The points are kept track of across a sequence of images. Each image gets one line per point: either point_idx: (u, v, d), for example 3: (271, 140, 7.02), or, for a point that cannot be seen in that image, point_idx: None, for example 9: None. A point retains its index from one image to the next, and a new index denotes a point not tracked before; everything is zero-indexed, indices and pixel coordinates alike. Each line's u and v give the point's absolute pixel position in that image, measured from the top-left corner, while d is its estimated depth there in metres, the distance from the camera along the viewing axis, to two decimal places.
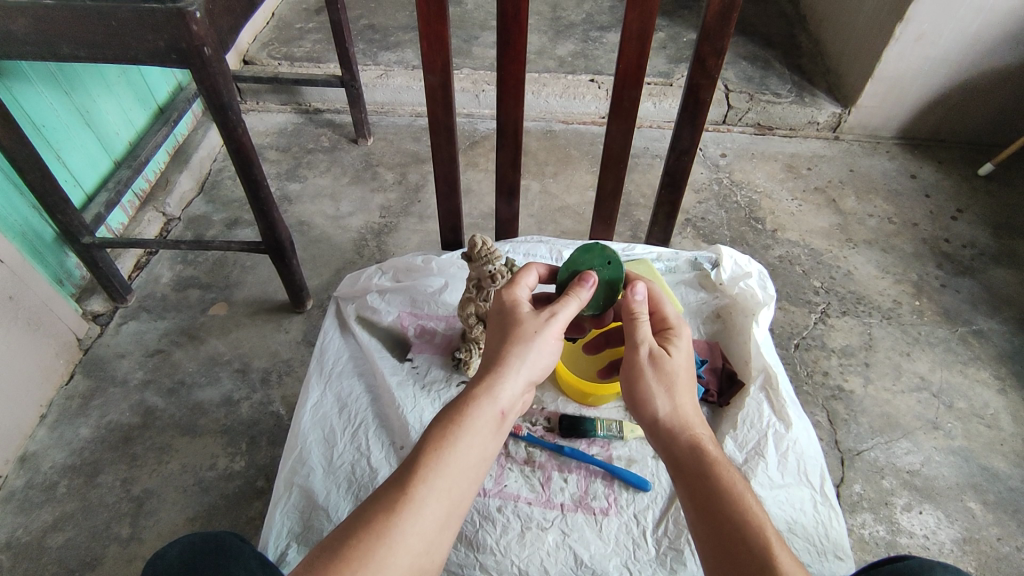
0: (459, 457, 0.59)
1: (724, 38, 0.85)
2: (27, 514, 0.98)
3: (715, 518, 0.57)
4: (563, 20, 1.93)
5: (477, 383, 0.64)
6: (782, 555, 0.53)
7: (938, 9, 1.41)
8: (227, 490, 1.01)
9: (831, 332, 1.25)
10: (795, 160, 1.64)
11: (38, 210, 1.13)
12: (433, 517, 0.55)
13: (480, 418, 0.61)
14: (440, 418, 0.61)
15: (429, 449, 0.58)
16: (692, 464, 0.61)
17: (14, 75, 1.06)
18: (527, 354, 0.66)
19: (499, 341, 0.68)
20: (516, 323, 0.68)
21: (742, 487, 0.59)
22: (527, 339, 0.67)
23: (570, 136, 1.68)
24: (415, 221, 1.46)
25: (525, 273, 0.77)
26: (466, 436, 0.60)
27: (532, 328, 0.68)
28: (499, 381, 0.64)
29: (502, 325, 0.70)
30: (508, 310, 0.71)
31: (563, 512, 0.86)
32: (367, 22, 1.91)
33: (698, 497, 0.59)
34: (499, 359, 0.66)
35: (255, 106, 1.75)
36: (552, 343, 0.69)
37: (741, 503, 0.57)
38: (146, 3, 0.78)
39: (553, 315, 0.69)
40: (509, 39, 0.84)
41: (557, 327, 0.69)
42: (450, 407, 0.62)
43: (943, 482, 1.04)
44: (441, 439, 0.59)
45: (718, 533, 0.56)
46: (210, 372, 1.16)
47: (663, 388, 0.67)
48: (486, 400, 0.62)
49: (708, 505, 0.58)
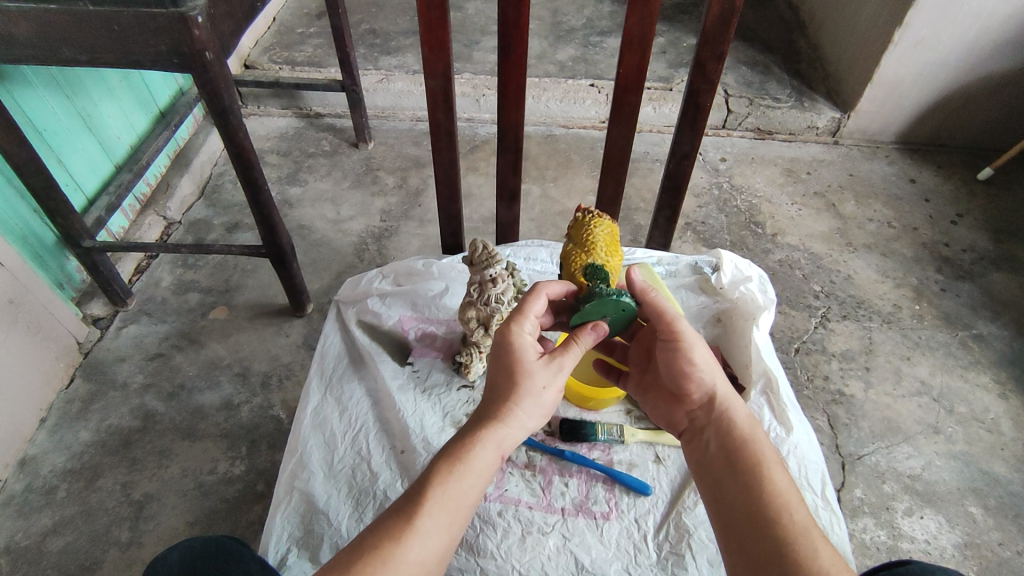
0: (461, 496, 0.60)
1: (723, 43, 0.86)
2: (27, 518, 0.97)
3: (751, 487, 0.62)
4: (563, 25, 1.94)
5: (481, 421, 0.65)
6: (817, 539, 0.58)
7: (936, 15, 1.42)
8: (227, 494, 1.01)
9: (831, 336, 1.25)
10: (795, 164, 1.65)
11: (39, 214, 1.13)
12: (434, 553, 0.57)
13: (482, 461, 0.62)
14: (444, 452, 0.62)
15: (435, 481, 0.60)
16: (734, 440, 0.67)
17: (16, 79, 1.07)
18: (529, 401, 0.66)
19: (505, 379, 0.66)
20: (522, 365, 0.67)
21: (778, 463, 0.65)
22: (532, 394, 0.66)
23: (570, 141, 1.68)
24: (415, 225, 1.46)
25: (535, 300, 0.72)
26: (468, 477, 0.61)
27: (540, 381, 0.66)
28: (504, 426, 0.64)
29: (506, 361, 0.68)
30: (512, 349, 0.68)
31: (564, 516, 0.85)
32: (368, 27, 1.92)
33: (736, 467, 0.65)
34: (503, 402, 0.65)
35: (256, 111, 1.76)
36: (554, 394, 0.68)
37: (777, 477, 0.63)
38: (148, 8, 0.78)
39: (561, 367, 0.67)
40: (510, 44, 0.84)
41: (560, 380, 0.68)
42: (455, 441, 0.63)
43: (943, 486, 1.04)
44: (446, 477, 0.60)
45: (750, 503, 0.61)
46: (210, 376, 1.16)
47: (708, 363, 0.71)
48: (488, 441, 0.63)
49: (745, 475, 0.63)
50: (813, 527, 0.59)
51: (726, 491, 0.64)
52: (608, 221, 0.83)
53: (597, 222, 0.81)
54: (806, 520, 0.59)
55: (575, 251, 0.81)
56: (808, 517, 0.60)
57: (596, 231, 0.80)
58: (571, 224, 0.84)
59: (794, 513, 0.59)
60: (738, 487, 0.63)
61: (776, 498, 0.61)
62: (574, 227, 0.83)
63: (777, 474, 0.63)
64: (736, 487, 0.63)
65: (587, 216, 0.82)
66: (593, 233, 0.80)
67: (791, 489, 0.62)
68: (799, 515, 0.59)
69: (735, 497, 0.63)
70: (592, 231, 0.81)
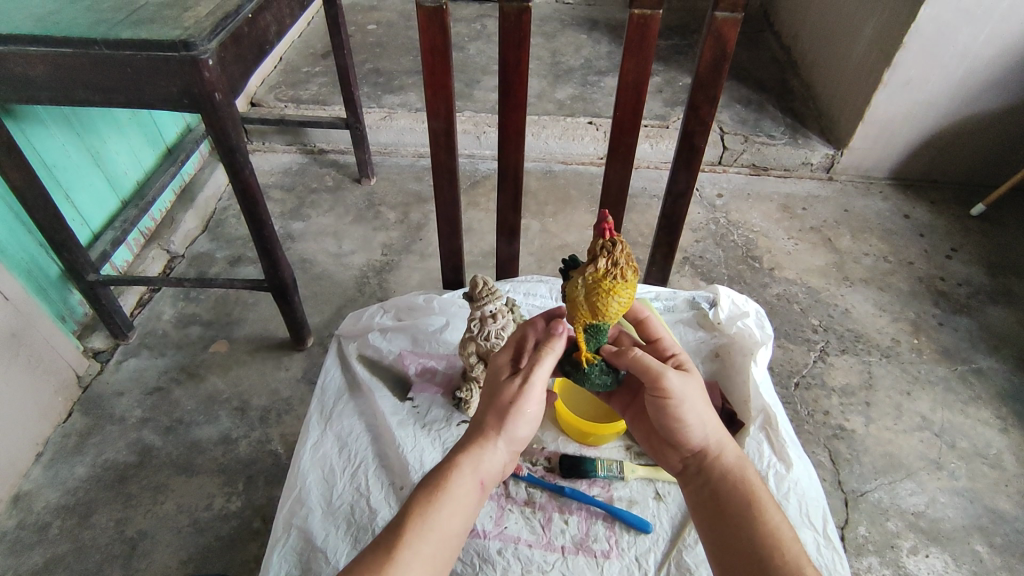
0: (439, 524, 0.60)
1: (716, 87, 0.89)
2: (18, 556, 0.96)
3: (749, 530, 0.62)
4: (562, 65, 2.00)
5: (462, 450, 0.66)
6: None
7: (924, 57, 1.47)
8: (222, 531, 0.99)
9: (830, 370, 1.26)
10: (790, 200, 1.67)
11: (45, 248, 1.15)
12: None
13: (462, 486, 0.63)
14: (423, 483, 0.63)
15: (415, 511, 0.60)
16: (726, 483, 0.67)
17: (28, 118, 1.10)
18: (505, 424, 0.67)
19: (484, 408, 0.69)
20: (497, 390, 0.69)
21: (772, 501, 0.65)
22: (506, 410, 0.67)
23: (569, 176, 1.72)
24: (416, 259, 1.48)
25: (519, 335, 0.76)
26: (448, 503, 0.61)
27: (511, 396, 0.67)
28: (481, 451, 0.66)
29: (486, 390, 0.70)
30: (491, 379, 0.71)
31: (564, 554, 0.84)
32: (372, 66, 1.97)
33: (730, 512, 0.65)
34: (482, 429, 0.67)
35: (261, 147, 1.80)
36: (531, 409, 0.67)
37: (771, 517, 0.63)
38: (161, 51, 0.81)
39: (531, 377, 0.68)
40: (510, 87, 0.87)
41: (534, 392, 0.68)
42: (435, 470, 0.64)
43: (949, 524, 1.03)
44: (424, 504, 0.61)
45: (742, 544, 0.62)
46: (209, 411, 1.16)
47: (701, 413, 0.69)
48: (467, 467, 0.64)
49: (740, 518, 0.64)
50: (808, 566, 0.59)
51: (721, 535, 0.64)
52: (630, 281, 0.68)
53: (616, 290, 0.68)
54: (798, 559, 0.60)
55: (583, 308, 0.70)
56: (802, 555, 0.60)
57: (612, 302, 0.68)
58: (589, 272, 0.68)
59: (790, 555, 0.60)
60: (730, 530, 0.63)
61: (773, 539, 0.61)
62: (590, 281, 0.68)
63: (772, 512, 0.64)
64: (728, 532, 0.64)
65: (609, 275, 0.67)
66: (608, 303, 0.68)
67: (786, 527, 0.63)
68: (795, 554, 0.60)
69: (729, 540, 0.63)
70: (608, 301, 0.68)
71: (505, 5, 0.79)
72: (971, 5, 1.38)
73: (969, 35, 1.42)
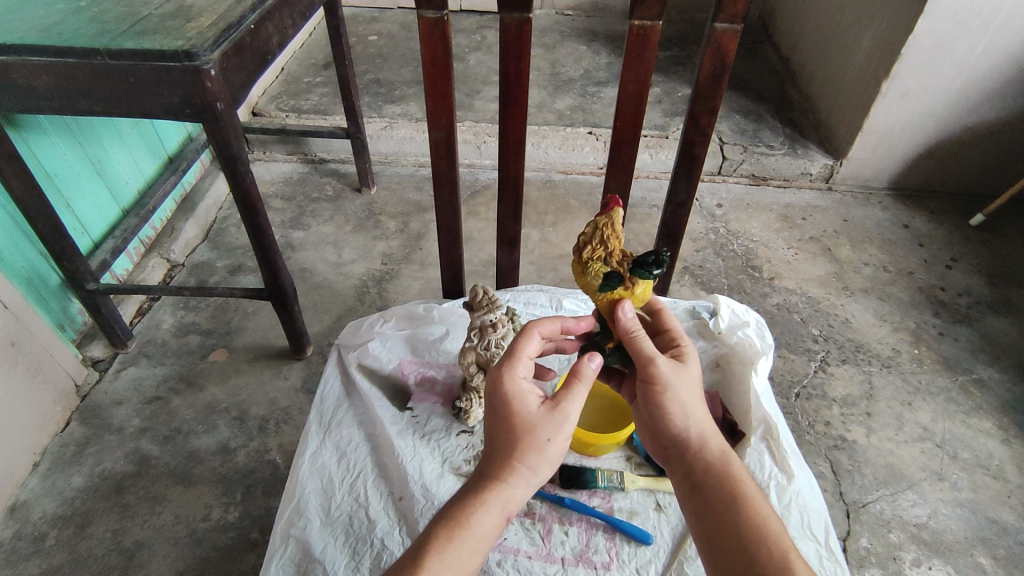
0: (460, 565, 0.59)
1: (716, 96, 0.89)
2: (13, 566, 0.95)
3: (738, 522, 0.62)
4: (562, 75, 2.01)
5: (483, 483, 0.63)
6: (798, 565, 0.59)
7: (922, 67, 1.48)
8: (220, 542, 0.99)
9: (831, 381, 1.25)
10: (790, 211, 1.68)
11: (44, 256, 1.15)
12: None
13: (486, 525, 0.61)
14: (442, 519, 0.61)
15: (433, 552, 0.58)
16: (711, 474, 0.66)
17: (30, 127, 1.10)
18: (538, 465, 0.64)
19: (508, 434, 0.64)
20: (526, 421, 0.64)
21: (759, 494, 0.65)
22: (539, 450, 0.63)
23: (569, 186, 1.72)
24: (416, 268, 1.48)
25: (528, 341, 0.70)
26: (468, 544, 0.60)
27: (544, 432, 0.64)
28: (508, 486, 0.63)
29: (508, 413, 0.65)
30: (514, 400, 0.66)
31: (564, 565, 0.84)
32: (373, 77, 1.98)
33: (718, 503, 0.64)
34: (508, 463, 0.63)
35: (262, 156, 1.81)
36: (560, 444, 0.65)
37: (759, 509, 0.63)
38: (163, 62, 0.82)
39: (568, 416, 0.65)
40: (510, 98, 0.87)
41: (566, 431, 0.65)
42: (454, 505, 0.62)
43: (951, 535, 1.02)
44: (444, 545, 0.59)
45: (730, 539, 0.61)
46: (207, 420, 1.15)
47: (688, 404, 0.68)
48: (491, 507, 0.62)
49: (730, 511, 0.63)
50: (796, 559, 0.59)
51: (704, 529, 0.63)
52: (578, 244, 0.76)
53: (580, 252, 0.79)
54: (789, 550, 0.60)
55: None
56: (791, 548, 0.60)
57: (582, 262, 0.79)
58: None
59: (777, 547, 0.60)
60: (717, 525, 0.63)
61: (762, 530, 0.61)
62: None
63: (759, 504, 0.64)
64: (713, 527, 0.63)
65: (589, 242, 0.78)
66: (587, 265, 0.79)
67: (774, 520, 0.63)
68: (780, 544, 0.60)
69: (717, 532, 0.62)
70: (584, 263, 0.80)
71: (506, 16, 0.80)
72: (969, 15, 1.39)
73: (966, 46, 1.43)
